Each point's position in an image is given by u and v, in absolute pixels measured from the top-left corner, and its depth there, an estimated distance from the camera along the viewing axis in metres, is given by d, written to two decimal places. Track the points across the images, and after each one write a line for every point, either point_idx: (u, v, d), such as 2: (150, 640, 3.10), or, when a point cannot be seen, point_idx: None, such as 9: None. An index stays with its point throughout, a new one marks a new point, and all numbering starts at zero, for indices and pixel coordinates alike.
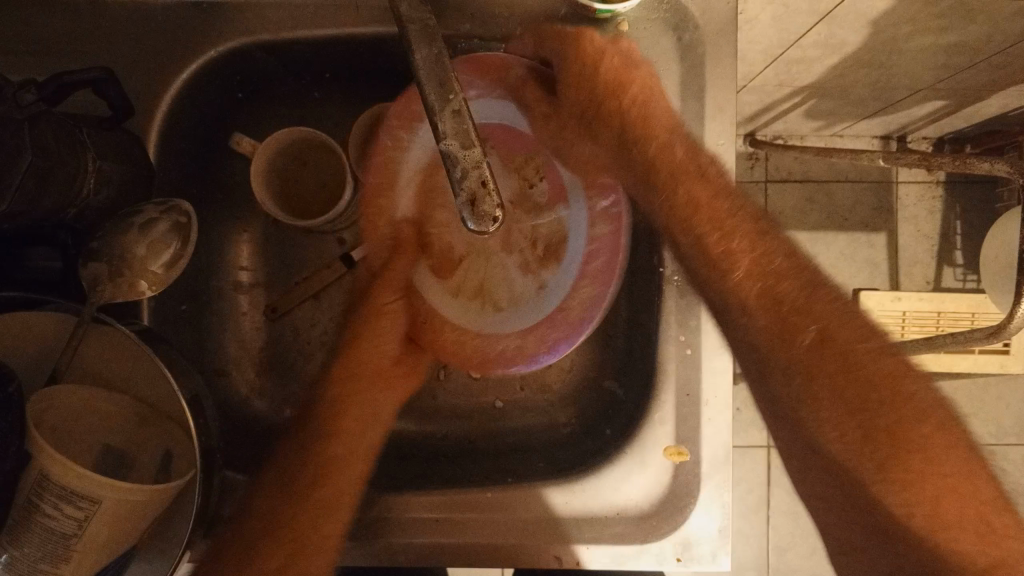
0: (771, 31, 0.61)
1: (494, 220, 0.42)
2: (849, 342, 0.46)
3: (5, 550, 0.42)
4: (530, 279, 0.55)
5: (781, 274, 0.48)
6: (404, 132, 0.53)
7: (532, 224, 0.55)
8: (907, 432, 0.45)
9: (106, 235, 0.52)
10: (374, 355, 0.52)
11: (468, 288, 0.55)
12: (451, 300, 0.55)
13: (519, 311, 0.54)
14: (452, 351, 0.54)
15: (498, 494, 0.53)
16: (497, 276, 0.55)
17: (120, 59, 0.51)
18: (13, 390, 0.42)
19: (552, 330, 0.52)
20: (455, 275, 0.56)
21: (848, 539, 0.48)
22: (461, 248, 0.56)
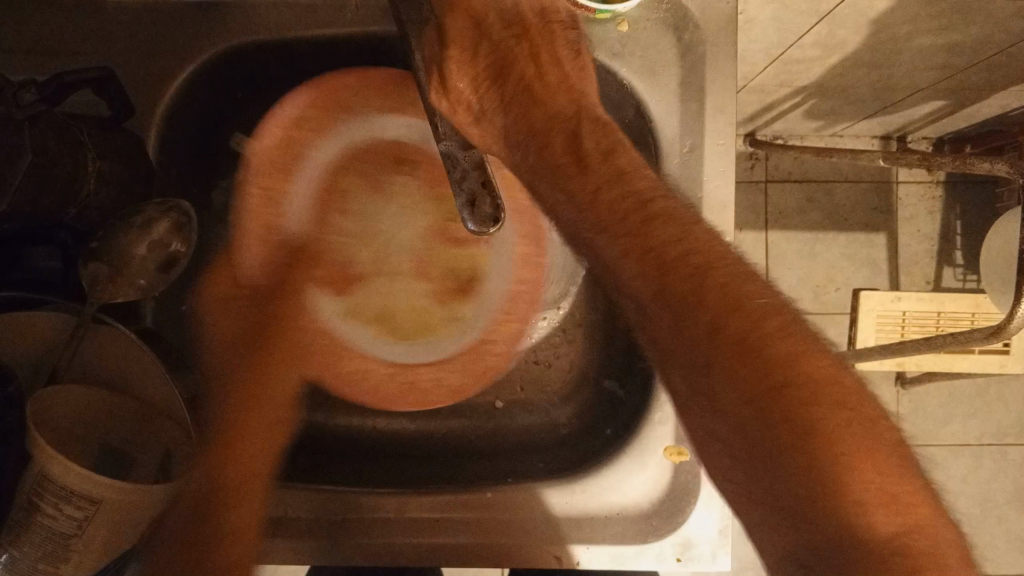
0: (771, 31, 0.61)
1: (495, 220, 0.41)
2: (742, 312, 0.42)
3: (6, 550, 0.43)
4: (444, 313, 0.55)
5: (660, 238, 0.45)
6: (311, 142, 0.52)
7: (454, 254, 0.56)
8: (812, 402, 0.40)
9: (106, 234, 0.51)
10: (279, 382, 0.49)
11: (373, 317, 0.54)
12: (366, 336, 0.54)
13: (433, 343, 0.55)
14: (360, 378, 0.53)
15: (496, 493, 0.53)
16: (397, 299, 0.55)
17: (119, 59, 0.51)
18: (13, 390, 0.43)
19: (491, 355, 0.54)
20: (358, 303, 0.54)
21: (777, 526, 0.41)
22: (365, 270, 0.55)
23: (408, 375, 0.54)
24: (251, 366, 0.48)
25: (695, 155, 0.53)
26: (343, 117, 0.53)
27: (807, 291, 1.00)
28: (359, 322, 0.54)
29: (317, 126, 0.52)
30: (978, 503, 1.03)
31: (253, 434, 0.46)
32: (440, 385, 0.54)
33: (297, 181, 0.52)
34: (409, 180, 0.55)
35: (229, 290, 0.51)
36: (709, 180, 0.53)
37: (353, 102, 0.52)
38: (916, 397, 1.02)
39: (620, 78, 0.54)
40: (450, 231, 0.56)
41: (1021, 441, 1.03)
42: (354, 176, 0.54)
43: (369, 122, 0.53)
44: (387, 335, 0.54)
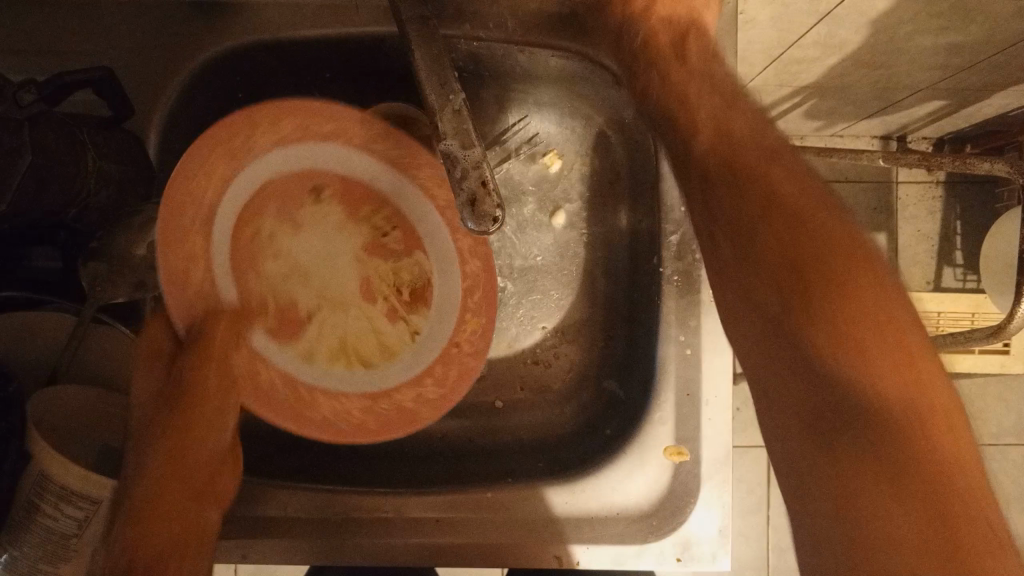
0: (771, 31, 0.61)
1: (494, 220, 0.41)
2: (797, 201, 0.41)
3: (6, 550, 0.42)
4: (398, 327, 0.51)
5: (727, 134, 0.45)
6: (218, 183, 0.45)
7: (391, 269, 0.51)
8: (861, 293, 0.38)
9: (108, 234, 0.50)
10: (202, 445, 0.45)
11: (331, 347, 0.50)
12: (306, 367, 0.48)
13: (394, 365, 0.50)
14: (312, 417, 0.47)
15: (497, 493, 0.53)
16: (351, 330, 0.50)
17: (119, 59, 0.51)
18: (13, 390, 0.43)
19: (448, 377, 0.50)
20: (306, 339, 0.49)
21: (800, 427, 0.39)
22: (308, 305, 0.49)
23: (390, 401, 0.50)
24: (168, 432, 0.43)
25: None
26: (237, 164, 0.45)
27: None
28: (307, 357, 0.49)
29: (208, 180, 0.44)
30: None
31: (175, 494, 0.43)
32: (375, 414, 0.49)
33: (212, 235, 0.45)
34: (328, 204, 0.49)
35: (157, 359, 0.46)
36: None
37: (243, 144, 0.45)
38: None
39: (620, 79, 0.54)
40: (388, 245, 0.51)
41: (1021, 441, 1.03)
42: (265, 213, 0.47)
43: (264, 158, 0.46)
44: (336, 365, 0.49)
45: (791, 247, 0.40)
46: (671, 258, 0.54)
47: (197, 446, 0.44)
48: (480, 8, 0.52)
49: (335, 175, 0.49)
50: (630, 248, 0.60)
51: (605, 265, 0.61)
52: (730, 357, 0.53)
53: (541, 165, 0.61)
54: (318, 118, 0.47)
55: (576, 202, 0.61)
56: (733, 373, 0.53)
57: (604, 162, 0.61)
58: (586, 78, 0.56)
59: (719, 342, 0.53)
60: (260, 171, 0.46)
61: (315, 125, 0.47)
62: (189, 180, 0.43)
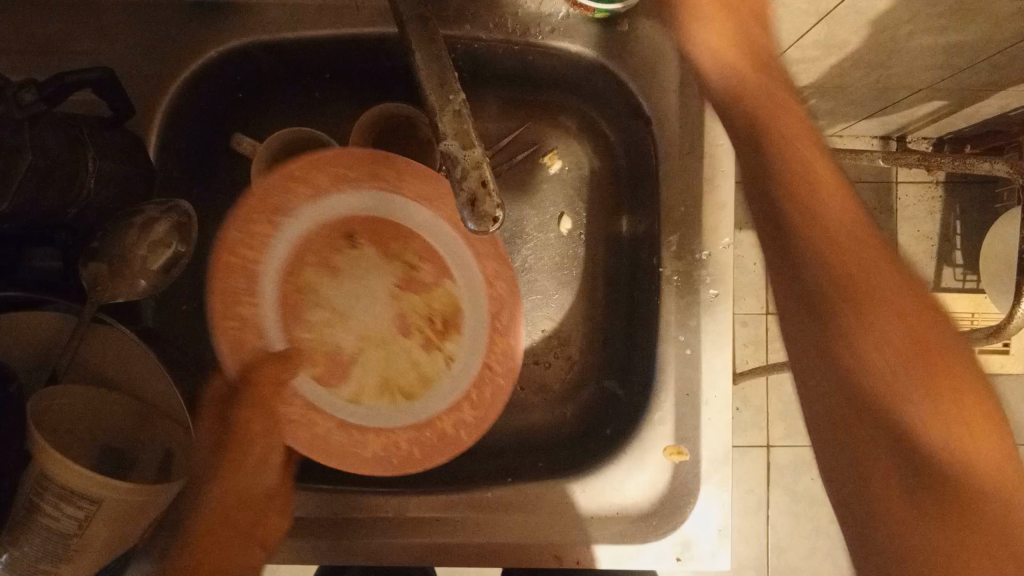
0: (771, 31, 0.61)
1: (495, 220, 0.41)
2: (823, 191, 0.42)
3: (6, 550, 0.42)
4: (436, 357, 0.53)
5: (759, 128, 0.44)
6: (263, 228, 0.49)
7: (426, 304, 0.53)
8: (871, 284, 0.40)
9: (106, 235, 0.52)
10: (252, 483, 0.46)
11: (369, 384, 0.52)
12: (347, 404, 0.51)
13: (429, 398, 0.52)
14: (355, 448, 0.50)
15: (497, 493, 0.53)
16: (396, 364, 0.53)
17: (120, 59, 0.51)
18: (14, 390, 0.41)
19: (479, 402, 0.51)
20: (349, 376, 0.52)
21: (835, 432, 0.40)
22: (352, 347, 0.52)
23: (431, 429, 0.51)
24: (222, 473, 0.45)
25: (695, 156, 0.53)
26: (277, 224, 0.49)
27: None
28: (348, 394, 0.52)
29: (250, 241, 0.49)
30: None
31: (226, 527, 0.44)
32: (417, 441, 0.51)
33: (258, 290, 0.49)
34: (365, 247, 0.52)
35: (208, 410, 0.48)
36: (709, 180, 0.53)
37: (281, 204, 0.49)
38: None
39: (620, 79, 0.54)
40: (419, 278, 0.53)
41: None
42: (305, 264, 0.51)
43: (299, 216, 0.50)
44: (372, 399, 0.52)
45: (837, 248, 0.40)
46: (671, 258, 0.54)
47: (249, 485, 0.46)
48: (480, 8, 0.52)
49: (370, 220, 0.51)
50: (630, 247, 0.60)
51: (605, 265, 0.61)
52: (730, 357, 0.53)
53: (541, 165, 0.61)
54: (343, 169, 0.49)
55: (577, 202, 0.61)
56: (733, 373, 0.53)
57: (604, 163, 0.61)
58: (585, 78, 0.56)
59: (719, 342, 0.53)
60: (294, 217, 0.50)
61: (342, 176, 0.50)
62: (234, 250, 0.48)
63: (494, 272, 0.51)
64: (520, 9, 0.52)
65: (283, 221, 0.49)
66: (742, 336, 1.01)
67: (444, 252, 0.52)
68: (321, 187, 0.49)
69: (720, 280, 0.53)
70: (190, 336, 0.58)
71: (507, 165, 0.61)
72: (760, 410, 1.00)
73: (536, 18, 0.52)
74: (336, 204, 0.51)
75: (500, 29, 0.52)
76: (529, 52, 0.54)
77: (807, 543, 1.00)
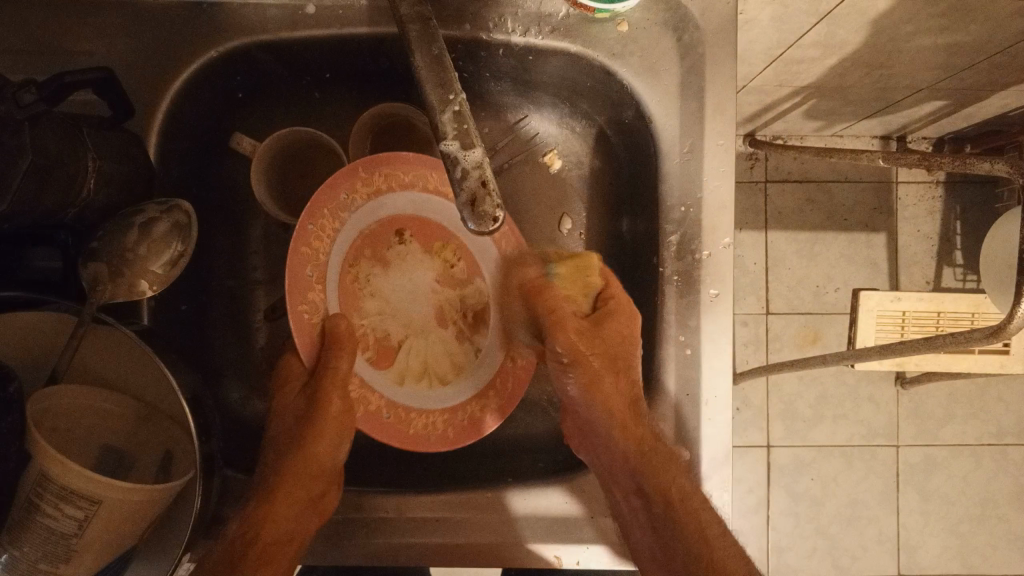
0: (771, 31, 0.61)
1: (494, 220, 0.42)
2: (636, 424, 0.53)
3: (6, 550, 0.42)
4: (468, 350, 0.58)
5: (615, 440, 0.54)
6: (329, 223, 0.52)
7: (460, 299, 0.58)
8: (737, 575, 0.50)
9: (105, 235, 0.52)
10: (324, 456, 0.55)
11: (414, 368, 0.57)
12: (395, 386, 0.56)
13: (461, 382, 0.57)
14: (401, 427, 0.54)
15: (496, 493, 0.53)
16: (436, 352, 0.58)
17: (119, 58, 0.51)
18: (13, 391, 0.42)
19: (506, 385, 0.57)
20: (396, 361, 0.57)
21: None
22: (398, 334, 0.57)
23: (465, 413, 0.56)
24: (298, 450, 0.54)
25: (695, 156, 0.53)
26: (342, 220, 0.53)
27: (807, 291, 1.00)
28: (396, 377, 0.56)
29: (320, 233, 0.52)
30: (977, 503, 1.03)
31: (285, 495, 0.53)
32: (452, 423, 0.55)
33: (324, 280, 0.53)
34: (410, 244, 0.57)
35: (290, 383, 0.56)
36: (710, 181, 0.53)
37: (346, 201, 0.53)
38: (916, 396, 1.02)
39: (620, 79, 0.53)
40: (455, 275, 0.58)
41: (1020, 441, 1.03)
42: (361, 258, 0.55)
43: (360, 211, 0.54)
44: (415, 382, 0.56)
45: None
46: (671, 258, 0.53)
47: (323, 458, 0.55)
48: (480, 9, 0.52)
49: (419, 220, 0.57)
50: (630, 249, 0.59)
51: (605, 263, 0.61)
52: (731, 357, 0.53)
53: (542, 164, 0.61)
54: (401, 172, 0.55)
55: (574, 202, 0.61)
56: (733, 372, 0.53)
57: (604, 163, 0.60)
58: (584, 77, 0.55)
59: (719, 343, 0.53)
60: (353, 209, 0.53)
61: (399, 178, 0.55)
62: (307, 238, 0.51)
63: (518, 270, 0.57)
64: (520, 9, 0.52)
65: (345, 214, 0.53)
66: (742, 336, 1.02)
67: (477, 251, 0.58)
68: (384, 185, 0.54)
69: (719, 279, 0.53)
70: (192, 335, 0.58)
71: (507, 163, 0.61)
72: (760, 410, 1.01)
73: (537, 17, 0.52)
74: (392, 202, 0.55)
75: (500, 29, 0.53)
76: (529, 51, 0.54)
77: (806, 543, 1.01)
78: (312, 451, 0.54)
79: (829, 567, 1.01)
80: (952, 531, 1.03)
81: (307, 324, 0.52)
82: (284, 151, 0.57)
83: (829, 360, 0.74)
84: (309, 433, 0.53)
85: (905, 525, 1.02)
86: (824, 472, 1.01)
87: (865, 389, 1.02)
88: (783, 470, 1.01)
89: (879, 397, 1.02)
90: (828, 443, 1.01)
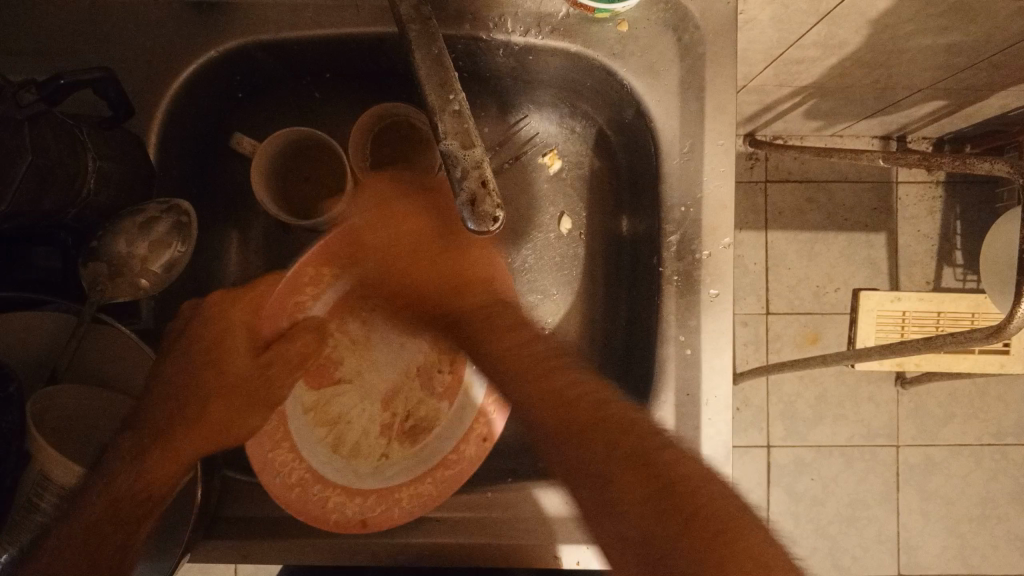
0: (770, 31, 0.61)
1: (495, 220, 0.41)
2: (392, 484, 0.51)
3: (5, 550, 0.42)
4: (380, 443, 0.55)
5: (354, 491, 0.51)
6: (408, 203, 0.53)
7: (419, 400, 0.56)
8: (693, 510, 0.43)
9: (105, 234, 0.52)
10: (215, 423, 0.49)
11: (327, 414, 0.54)
12: (300, 416, 0.52)
13: (348, 463, 0.53)
14: (263, 449, 0.48)
15: (497, 493, 0.54)
16: (357, 423, 0.55)
17: (120, 58, 0.51)
18: (14, 390, 0.41)
19: (401, 499, 0.51)
20: (324, 392, 0.54)
21: None
22: (350, 378, 0.56)
23: (320, 493, 0.49)
24: (197, 403, 0.50)
25: (695, 156, 0.53)
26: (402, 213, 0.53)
27: (807, 291, 1.01)
28: (311, 407, 0.53)
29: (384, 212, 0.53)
30: (978, 503, 1.03)
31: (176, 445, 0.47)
32: (309, 487, 0.49)
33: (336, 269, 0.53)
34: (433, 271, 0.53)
35: (238, 347, 0.51)
36: (710, 181, 0.53)
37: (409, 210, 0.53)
38: (916, 396, 1.02)
39: (620, 79, 0.53)
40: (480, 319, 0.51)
41: (1021, 441, 1.03)
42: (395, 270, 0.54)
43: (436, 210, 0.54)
44: (318, 429, 0.53)
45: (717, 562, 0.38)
46: (671, 258, 0.53)
47: (214, 428, 0.49)
48: (480, 9, 0.52)
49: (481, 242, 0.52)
50: (630, 248, 0.59)
51: (604, 261, 0.61)
52: (731, 357, 0.53)
53: (541, 165, 0.61)
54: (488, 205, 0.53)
55: (576, 202, 0.61)
56: (733, 372, 0.53)
57: (605, 164, 0.60)
58: (584, 77, 0.55)
59: (719, 343, 0.53)
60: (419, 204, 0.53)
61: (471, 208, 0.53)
62: (357, 235, 0.52)
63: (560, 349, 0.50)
64: (520, 9, 0.52)
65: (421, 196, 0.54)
66: (742, 336, 1.02)
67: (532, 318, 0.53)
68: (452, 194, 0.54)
69: (719, 279, 0.53)
70: None
71: (508, 163, 0.61)
72: (760, 410, 1.01)
73: (536, 17, 0.52)
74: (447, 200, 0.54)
75: (500, 29, 0.53)
76: (529, 51, 0.54)
77: (807, 543, 1.01)
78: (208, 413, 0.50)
79: (829, 567, 1.01)
80: (952, 532, 1.03)
81: (297, 296, 0.52)
82: (285, 150, 0.57)
83: (829, 360, 0.74)
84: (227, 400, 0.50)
85: (905, 525, 1.02)
86: (825, 473, 1.01)
87: (865, 390, 1.02)
88: (783, 470, 1.01)
89: (879, 398, 1.02)
90: (828, 443, 1.01)
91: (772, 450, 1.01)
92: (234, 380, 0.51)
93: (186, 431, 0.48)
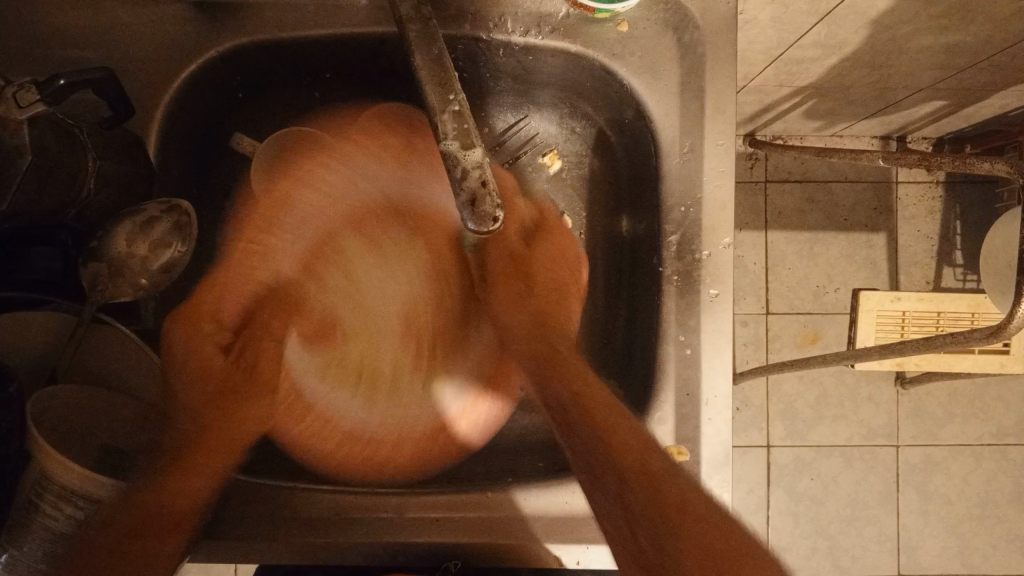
0: (770, 31, 0.61)
1: (495, 220, 0.43)
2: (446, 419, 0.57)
3: (6, 550, 0.42)
4: (417, 380, 0.58)
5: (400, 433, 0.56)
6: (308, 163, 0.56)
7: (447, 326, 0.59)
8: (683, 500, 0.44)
9: (105, 233, 0.52)
10: (229, 435, 0.49)
11: (348, 365, 0.57)
12: (313, 370, 0.56)
13: (393, 407, 0.57)
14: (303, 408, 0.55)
15: (484, 493, 0.53)
16: (380, 363, 0.58)
17: (119, 59, 0.51)
18: (13, 391, 0.43)
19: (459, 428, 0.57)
20: (334, 346, 0.57)
21: None
22: (354, 325, 0.57)
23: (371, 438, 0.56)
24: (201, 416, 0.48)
25: (695, 156, 0.53)
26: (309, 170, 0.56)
27: (807, 291, 1.01)
28: (320, 364, 0.56)
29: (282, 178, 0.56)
30: (977, 503, 1.03)
31: (196, 466, 0.46)
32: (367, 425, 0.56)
33: (281, 228, 0.55)
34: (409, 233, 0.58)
35: (206, 349, 0.50)
36: (710, 181, 0.53)
37: (305, 155, 0.56)
38: (916, 396, 1.02)
39: (620, 79, 0.53)
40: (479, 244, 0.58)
41: (1021, 441, 1.03)
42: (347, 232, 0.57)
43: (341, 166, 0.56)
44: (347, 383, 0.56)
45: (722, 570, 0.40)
46: (671, 258, 0.53)
47: (232, 434, 0.49)
48: (480, 8, 0.52)
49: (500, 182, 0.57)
50: (629, 248, 0.59)
51: (604, 261, 0.61)
52: (730, 357, 0.53)
53: (541, 165, 0.62)
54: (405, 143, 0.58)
55: (576, 202, 0.62)
56: (733, 372, 0.53)
57: (604, 164, 0.61)
58: (584, 77, 0.55)
59: (719, 343, 0.53)
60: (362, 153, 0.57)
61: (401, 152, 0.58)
62: (295, 180, 0.55)
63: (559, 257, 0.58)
64: (520, 9, 0.52)
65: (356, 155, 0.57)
66: (741, 336, 1.02)
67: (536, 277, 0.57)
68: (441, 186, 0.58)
69: (719, 279, 0.53)
70: None
71: (509, 163, 0.63)
72: (760, 410, 1.02)
73: (537, 17, 0.52)
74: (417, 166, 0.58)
75: (500, 29, 0.53)
76: (529, 51, 0.54)
77: (807, 543, 1.01)
78: (223, 424, 0.49)
79: (828, 567, 1.01)
80: (952, 532, 1.03)
81: (255, 268, 0.54)
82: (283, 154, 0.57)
83: (829, 360, 0.74)
84: (229, 401, 0.49)
85: (905, 525, 1.02)
86: (824, 473, 1.01)
87: (865, 390, 1.02)
88: (783, 470, 1.01)
89: (879, 398, 1.02)
90: (828, 443, 1.01)
91: (772, 451, 1.01)
92: (218, 377, 0.50)
93: (201, 451, 0.47)
